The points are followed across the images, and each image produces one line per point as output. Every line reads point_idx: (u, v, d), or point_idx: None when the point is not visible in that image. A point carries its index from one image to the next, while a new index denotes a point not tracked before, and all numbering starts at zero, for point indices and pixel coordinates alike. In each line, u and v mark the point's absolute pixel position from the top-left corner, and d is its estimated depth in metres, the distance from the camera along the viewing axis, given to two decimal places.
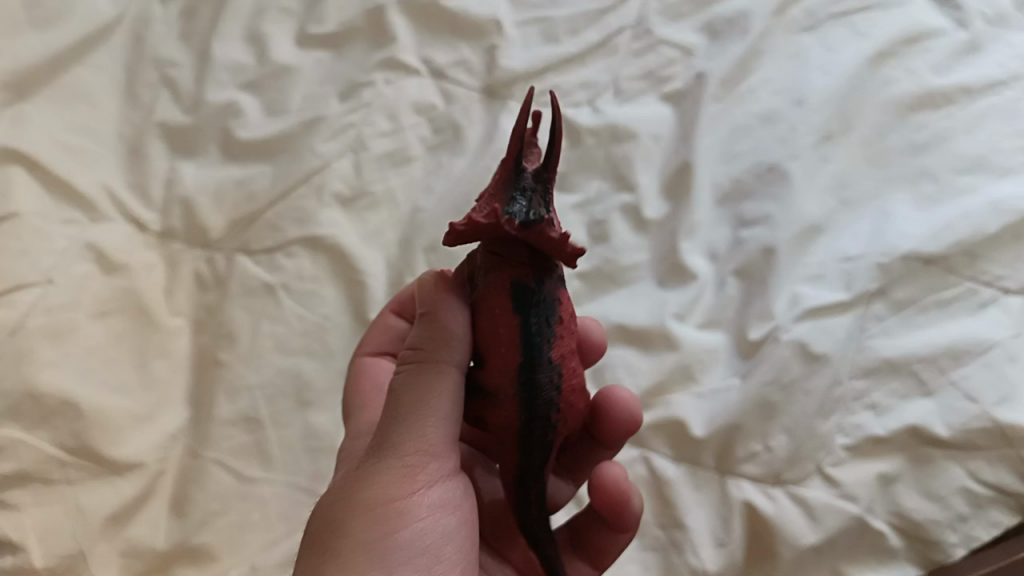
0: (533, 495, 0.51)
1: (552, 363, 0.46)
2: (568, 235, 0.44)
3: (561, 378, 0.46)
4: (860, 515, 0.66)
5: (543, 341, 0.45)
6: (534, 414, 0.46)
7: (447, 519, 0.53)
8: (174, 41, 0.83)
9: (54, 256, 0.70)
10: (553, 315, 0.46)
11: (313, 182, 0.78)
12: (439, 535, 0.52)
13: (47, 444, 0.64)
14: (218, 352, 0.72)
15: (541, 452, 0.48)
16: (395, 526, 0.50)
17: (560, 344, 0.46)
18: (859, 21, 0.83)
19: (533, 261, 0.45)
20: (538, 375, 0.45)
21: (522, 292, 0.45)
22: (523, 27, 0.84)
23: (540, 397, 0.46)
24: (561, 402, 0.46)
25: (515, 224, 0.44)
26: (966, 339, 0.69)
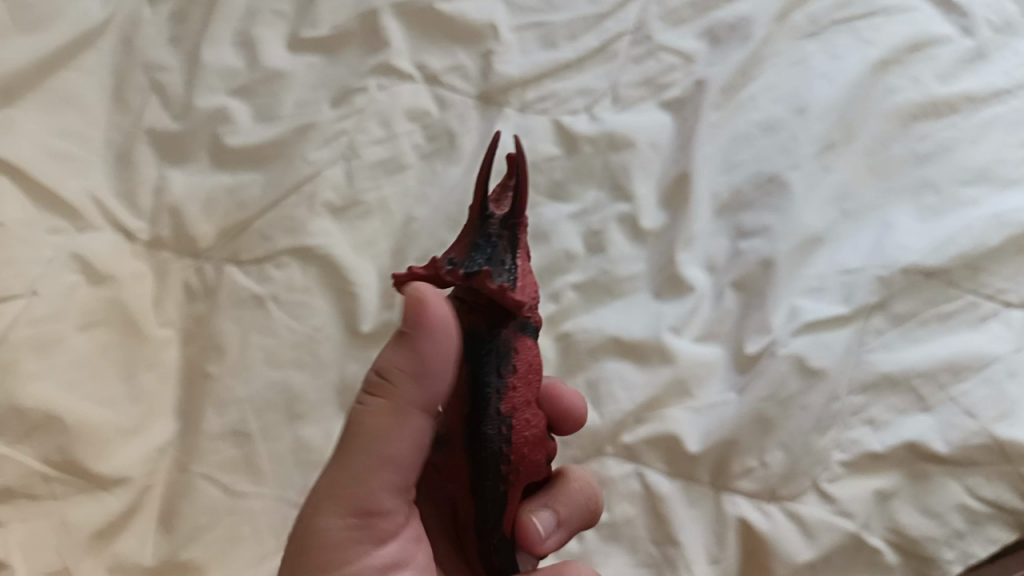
0: (495, 542, 0.50)
1: (500, 416, 0.45)
2: (507, 287, 0.44)
3: (511, 430, 0.45)
4: (856, 532, 0.65)
5: (491, 393, 0.45)
6: (486, 462, 0.46)
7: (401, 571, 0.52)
8: (164, 44, 0.81)
9: (40, 266, 0.69)
10: (506, 366, 0.45)
11: (305, 190, 0.77)
12: None
13: (33, 459, 0.63)
14: (207, 364, 0.71)
15: (495, 503, 0.47)
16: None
17: (511, 396, 0.45)
18: (864, 27, 0.81)
19: (491, 310, 0.47)
20: (484, 427, 0.45)
21: (472, 341, 0.46)
22: (520, 31, 0.83)
23: (488, 449, 0.45)
24: (511, 454, 0.46)
25: (458, 274, 0.44)
26: (967, 354, 0.68)
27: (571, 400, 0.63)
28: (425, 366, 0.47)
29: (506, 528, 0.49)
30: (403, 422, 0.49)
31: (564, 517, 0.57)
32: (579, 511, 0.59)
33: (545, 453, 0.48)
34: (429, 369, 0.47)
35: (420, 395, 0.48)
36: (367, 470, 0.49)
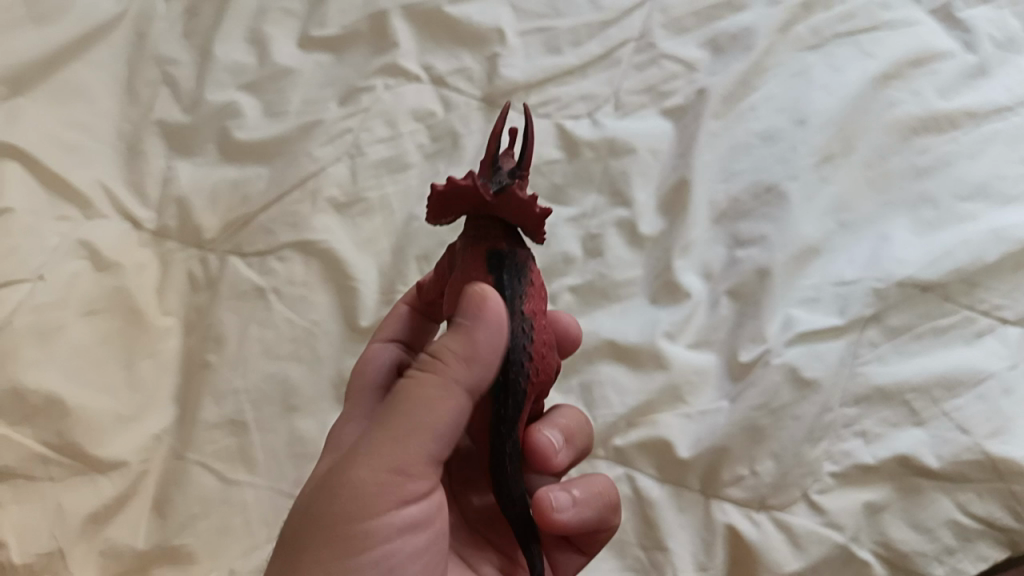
0: (509, 449, 0.48)
1: (523, 315, 0.46)
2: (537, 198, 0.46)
3: (532, 330, 0.46)
4: (845, 544, 0.65)
5: (513, 297, 0.46)
6: (507, 378, 0.46)
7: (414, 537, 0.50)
8: (176, 39, 0.82)
9: (45, 254, 0.71)
10: (524, 277, 0.47)
11: (308, 187, 0.78)
12: (405, 555, 0.49)
13: (31, 441, 0.65)
14: (206, 354, 0.72)
15: (514, 407, 0.47)
16: (363, 551, 0.47)
17: (530, 300, 0.47)
18: (865, 40, 0.81)
19: (507, 233, 0.48)
20: (509, 322, 0.46)
21: (500, 258, 0.47)
22: (525, 35, 0.84)
23: (512, 354, 0.46)
24: (535, 355, 0.46)
25: (490, 191, 0.46)
26: (963, 368, 0.68)
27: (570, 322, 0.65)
28: (476, 352, 0.45)
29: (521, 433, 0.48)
30: (459, 401, 0.46)
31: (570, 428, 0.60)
32: (582, 427, 0.62)
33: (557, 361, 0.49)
34: (478, 356, 0.45)
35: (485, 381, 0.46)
36: (407, 438, 0.46)
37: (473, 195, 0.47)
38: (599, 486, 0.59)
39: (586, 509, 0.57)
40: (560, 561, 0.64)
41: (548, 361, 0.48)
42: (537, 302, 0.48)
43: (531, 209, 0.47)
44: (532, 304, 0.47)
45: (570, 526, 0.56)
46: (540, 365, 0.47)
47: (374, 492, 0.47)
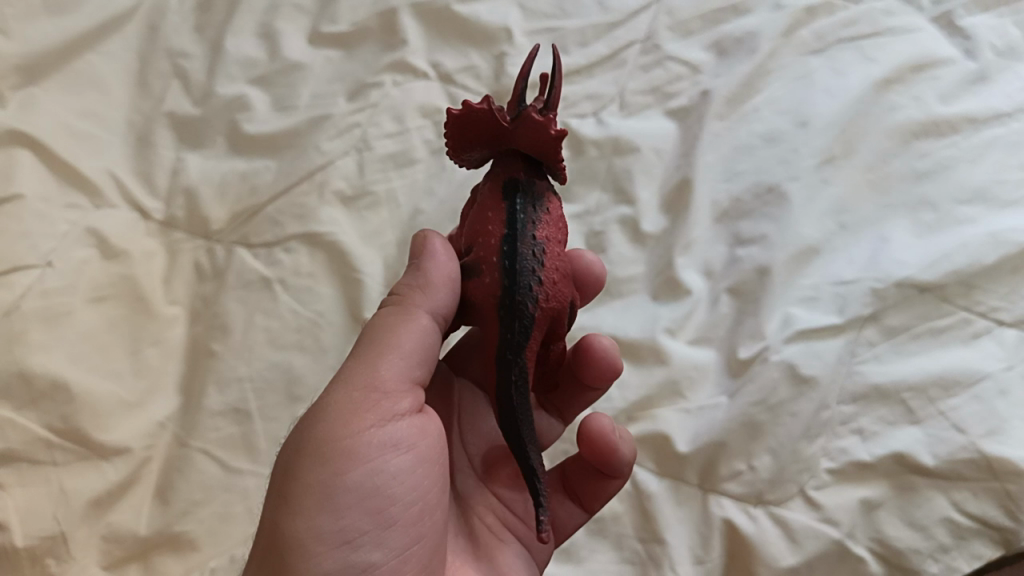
0: (516, 375, 0.49)
1: (535, 240, 0.49)
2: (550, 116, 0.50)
3: (543, 254, 0.49)
4: (840, 540, 0.65)
5: (526, 223, 0.49)
6: (515, 302, 0.48)
7: (401, 458, 0.52)
8: (188, 32, 0.84)
9: (54, 240, 0.72)
10: (539, 204, 0.50)
11: (316, 179, 0.79)
12: (393, 475, 0.51)
13: (35, 425, 0.66)
14: (211, 342, 0.73)
15: (521, 330, 0.48)
16: (347, 468, 0.50)
17: (544, 226, 0.50)
18: (868, 46, 0.83)
19: (527, 164, 0.52)
20: (519, 246, 0.48)
21: (517, 185, 0.51)
22: (533, 35, 0.85)
23: (521, 278, 0.48)
24: (543, 280, 0.49)
25: (504, 116, 0.51)
26: (958, 369, 0.68)
27: (592, 259, 0.68)
28: (429, 281, 0.52)
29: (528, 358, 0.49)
30: (421, 324, 0.53)
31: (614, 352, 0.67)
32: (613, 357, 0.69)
33: (569, 295, 0.51)
34: (429, 283, 0.52)
35: (445, 304, 0.53)
36: (378, 360, 0.52)
37: (490, 122, 0.52)
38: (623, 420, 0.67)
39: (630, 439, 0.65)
40: (562, 518, 0.66)
41: (558, 288, 0.50)
42: (551, 229, 0.50)
43: (543, 131, 0.49)
44: (546, 230, 0.50)
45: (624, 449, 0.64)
46: (549, 291, 0.49)
47: (352, 408, 0.51)
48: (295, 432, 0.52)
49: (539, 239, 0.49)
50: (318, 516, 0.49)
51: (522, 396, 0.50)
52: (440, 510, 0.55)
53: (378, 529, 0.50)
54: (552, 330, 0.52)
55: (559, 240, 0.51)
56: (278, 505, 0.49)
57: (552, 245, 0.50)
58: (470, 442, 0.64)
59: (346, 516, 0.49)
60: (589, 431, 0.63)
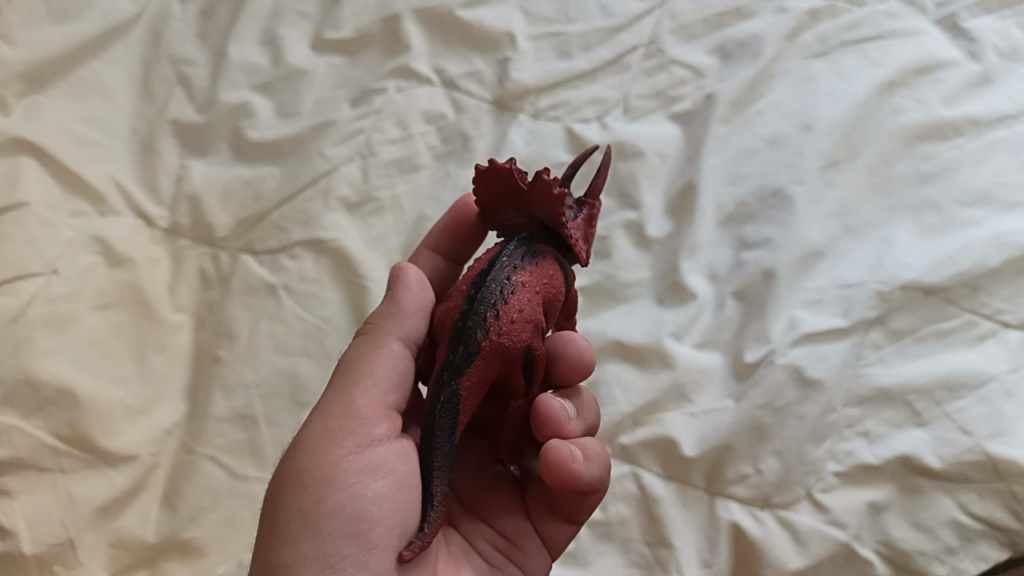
0: (446, 395, 0.46)
1: (509, 280, 0.48)
2: (556, 179, 0.50)
3: (511, 294, 0.47)
4: (847, 542, 0.65)
5: (506, 263, 0.49)
6: (466, 326, 0.46)
7: (380, 483, 0.50)
8: (191, 39, 0.84)
9: (59, 247, 0.72)
10: (531, 255, 0.50)
11: (321, 185, 0.79)
12: (370, 500, 0.50)
13: (42, 432, 0.65)
14: (217, 349, 0.73)
15: (464, 352, 0.46)
16: (327, 494, 0.50)
17: (523, 273, 0.49)
18: (871, 49, 0.83)
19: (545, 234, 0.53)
20: (489, 277, 0.48)
21: (530, 242, 0.52)
22: (537, 40, 0.85)
23: (480, 305, 0.47)
24: (502, 315, 0.47)
25: (523, 178, 0.52)
26: (963, 370, 0.68)
27: (583, 344, 0.60)
28: (401, 307, 0.57)
29: (465, 383, 0.46)
30: (393, 351, 0.55)
31: (580, 409, 0.60)
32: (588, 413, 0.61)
33: (529, 345, 0.48)
34: (401, 309, 0.57)
35: (413, 328, 0.56)
36: (353, 388, 0.54)
37: (510, 182, 0.52)
38: (593, 450, 0.58)
39: (596, 465, 0.57)
40: (550, 536, 0.63)
41: (518, 327, 0.47)
42: (533, 279, 0.49)
43: (549, 190, 0.50)
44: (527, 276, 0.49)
45: (586, 482, 0.56)
46: (503, 325, 0.47)
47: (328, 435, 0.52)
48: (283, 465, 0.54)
49: (511, 279, 0.48)
50: (300, 543, 0.49)
51: (446, 419, 0.46)
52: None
53: (359, 553, 0.49)
54: (509, 374, 0.49)
55: (538, 293, 0.49)
56: (268, 538, 0.51)
57: (526, 290, 0.48)
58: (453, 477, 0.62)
59: (327, 542, 0.49)
60: (547, 462, 0.55)
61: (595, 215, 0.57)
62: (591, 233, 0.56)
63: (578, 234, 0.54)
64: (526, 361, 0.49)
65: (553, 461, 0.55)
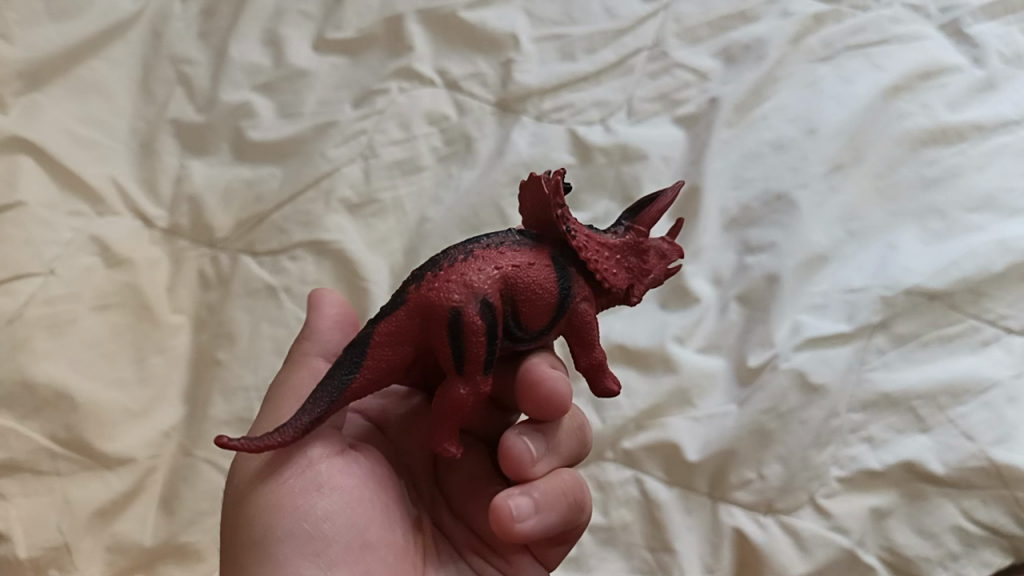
0: (355, 342, 0.44)
1: (470, 247, 0.43)
2: (557, 174, 0.44)
3: (463, 257, 0.42)
4: (850, 548, 0.65)
5: (482, 236, 0.44)
6: (406, 278, 0.44)
7: (327, 500, 0.49)
8: (192, 39, 0.83)
9: (58, 247, 0.71)
10: (519, 241, 0.44)
11: (322, 186, 0.78)
12: (321, 518, 0.49)
13: (39, 435, 0.65)
14: (217, 351, 0.73)
15: (387, 300, 0.43)
16: (277, 516, 0.49)
17: (489, 246, 0.43)
18: (876, 53, 0.83)
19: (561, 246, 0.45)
20: (454, 243, 0.44)
21: (538, 242, 0.45)
22: (540, 42, 0.85)
23: (427, 262, 0.43)
24: (440, 272, 0.42)
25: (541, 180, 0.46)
26: (967, 376, 0.68)
27: (555, 384, 0.50)
28: (319, 326, 0.57)
29: (376, 329, 0.43)
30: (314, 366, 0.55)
31: (555, 445, 0.53)
32: (567, 449, 0.54)
33: (457, 308, 0.41)
34: (318, 329, 0.57)
35: (331, 341, 0.57)
36: (285, 405, 0.52)
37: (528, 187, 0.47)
38: (549, 496, 0.52)
39: (550, 515, 0.52)
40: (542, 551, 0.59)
41: (452, 286, 0.42)
42: (501, 257, 0.43)
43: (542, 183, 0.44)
44: (493, 252, 0.43)
45: (532, 535, 0.50)
46: (436, 280, 0.42)
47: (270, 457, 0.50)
48: (229, 490, 0.52)
49: (475, 248, 0.43)
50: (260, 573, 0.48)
51: (349, 360, 0.43)
52: (392, 548, 0.52)
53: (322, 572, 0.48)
54: (435, 340, 0.42)
55: (499, 269, 0.42)
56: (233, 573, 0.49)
57: (485, 261, 0.42)
58: (448, 486, 0.59)
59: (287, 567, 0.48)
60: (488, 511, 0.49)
61: (642, 244, 0.48)
62: (638, 264, 0.48)
63: (600, 257, 0.46)
64: (455, 331, 0.41)
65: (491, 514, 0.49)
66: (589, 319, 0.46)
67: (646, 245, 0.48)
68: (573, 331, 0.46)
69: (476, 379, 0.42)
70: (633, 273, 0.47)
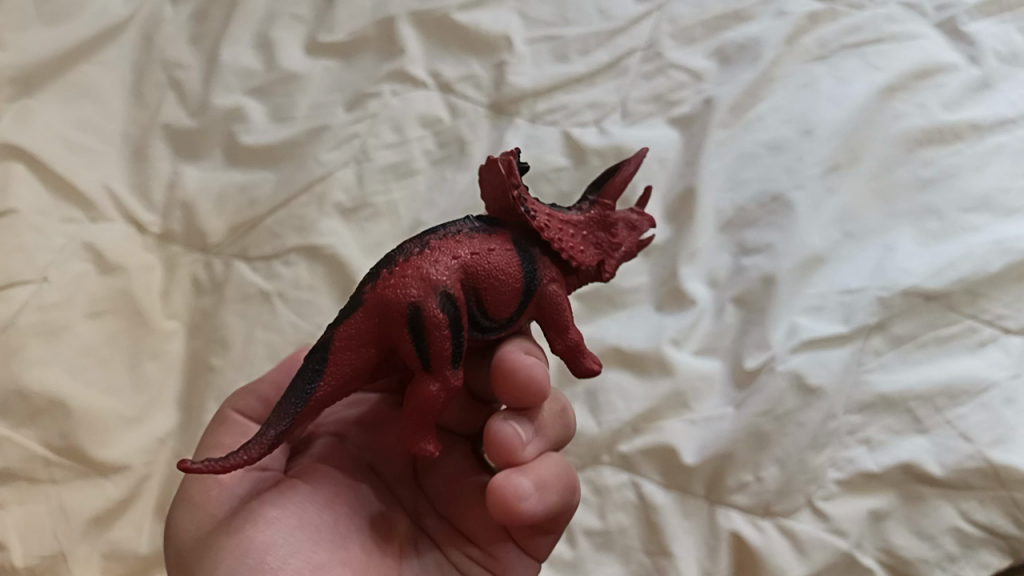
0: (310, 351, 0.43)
1: (424, 241, 0.43)
2: (509, 157, 0.44)
3: (417, 252, 0.42)
4: (848, 550, 0.65)
5: (437, 229, 0.44)
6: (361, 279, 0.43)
7: (268, 530, 0.50)
8: (184, 43, 0.83)
9: (51, 254, 0.71)
10: (475, 230, 0.44)
11: (316, 191, 0.78)
12: (263, 546, 0.50)
13: (34, 443, 0.64)
14: (212, 357, 0.72)
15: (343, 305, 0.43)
16: (222, 558, 0.50)
17: (443, 239, 0.43)
18: (872, 53, 0.82)
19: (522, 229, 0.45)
20: (406, 240, 0.44)
21: (495, 226, 0.45)
22: (534, 43, 0.84)
23: (381, 261, 0.43)
24: (394, 270, 0.42)
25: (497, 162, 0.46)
26: (965, 378, 0.68)
27: (532, 368, 0.50)
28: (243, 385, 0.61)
29: (333, 334, 0.43)
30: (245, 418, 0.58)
31: (542, 425, 0.53)
32: (554, 429, 0.54)
33: (416, 303, 0.41)
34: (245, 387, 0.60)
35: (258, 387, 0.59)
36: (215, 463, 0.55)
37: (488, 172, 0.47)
38: (547, 473, 0.52)
39: (551, 493, 0.52)
40: (530, 544, 0.58)
41: (408, 281, 0.41)
42: (458, 246, 0.43)
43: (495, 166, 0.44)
44: (449, 242, 0.43)
45: (537, 515, 0.51)
46: (392, 276, 0.42)
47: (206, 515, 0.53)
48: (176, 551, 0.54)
49: (430, 240, 0.43)
50: None
51: (311, 366, 0.43)
52: (349, 563, 0.51)
53: None
54: (398, 339, 0.42)
55: (457, 260, 0.42)
56: None
57: (442, 252, 0.42)
58: (428, 485, 0.59)
59: None
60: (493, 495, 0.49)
61: (609, 217, 0.48)
62: (607, 239, 0.48)
63: (566, 236, 0.46)
64: (416, 326, 0.41)
65: (498, 497, 0.49)
66: (561, 300, 0.46)
67: (612, 218, 0.49)
68: (545, 314, 0.46)
69: (446, 374, 0.42)
70: (602, 248, 0.48)
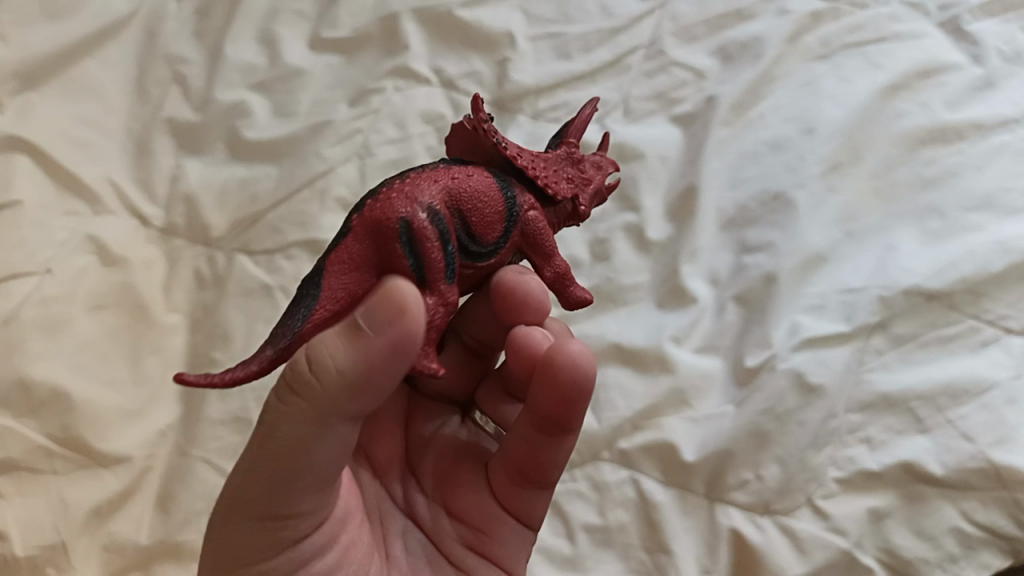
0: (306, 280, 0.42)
1: (404, 171, 0.43)
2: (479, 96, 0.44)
3: (401, 177, 0.42)
4: (849, 550, 0.64)
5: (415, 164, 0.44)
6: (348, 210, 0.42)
7: (323, 560, 0.49)
8: (187, 39, 0.83)
9: (53, 247, 0.71)
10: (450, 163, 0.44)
11: (318, 185, 0.78)
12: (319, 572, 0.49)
13: (36, 435, 0.64)
14: (212, 351, 0.72)
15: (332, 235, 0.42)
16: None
17: (423, 167, 0.43)
18: (874, 52, 0.83)
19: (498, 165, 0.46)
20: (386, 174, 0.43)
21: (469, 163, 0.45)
22: (536, 41, 0.85)
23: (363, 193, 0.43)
24: (379, 193, 0.41)
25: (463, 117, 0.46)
26: (967, 377, 0.68)
27: (532, 286, 0.51)
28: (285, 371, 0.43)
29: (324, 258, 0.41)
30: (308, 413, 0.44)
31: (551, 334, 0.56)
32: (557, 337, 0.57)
33: (405, 217, 0.40)
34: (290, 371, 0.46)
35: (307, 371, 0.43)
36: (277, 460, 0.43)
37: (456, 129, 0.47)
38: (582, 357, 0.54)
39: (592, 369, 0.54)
40: (527, 510, 0.58)
41: (396, 199, 0.41)
42: (440, 174, 0.42)
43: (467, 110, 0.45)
44: (432, 170, 0.43)
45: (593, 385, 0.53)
46: (376, 198, 0.41)
47: (260, 524, 0.46)
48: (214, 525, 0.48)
49: (409, 170, 0.43)
50: None
51: (305, 294, 0.41)
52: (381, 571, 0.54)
53: None
54: (391, 257, 0.41)
55: (441, 180, 0.42)
56: None
57: (425, 179, 0.42)
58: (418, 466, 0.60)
59: None
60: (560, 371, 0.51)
61: (575, 153, 0.50)
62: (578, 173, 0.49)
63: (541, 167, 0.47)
64: (409, 239, 0.40)
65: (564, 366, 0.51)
66: (543, 228, 0.46)
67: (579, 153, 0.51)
68: (529, 243, 0.46)
69: (442, 289, 0.41)
70: (576, 179, 0.49)
